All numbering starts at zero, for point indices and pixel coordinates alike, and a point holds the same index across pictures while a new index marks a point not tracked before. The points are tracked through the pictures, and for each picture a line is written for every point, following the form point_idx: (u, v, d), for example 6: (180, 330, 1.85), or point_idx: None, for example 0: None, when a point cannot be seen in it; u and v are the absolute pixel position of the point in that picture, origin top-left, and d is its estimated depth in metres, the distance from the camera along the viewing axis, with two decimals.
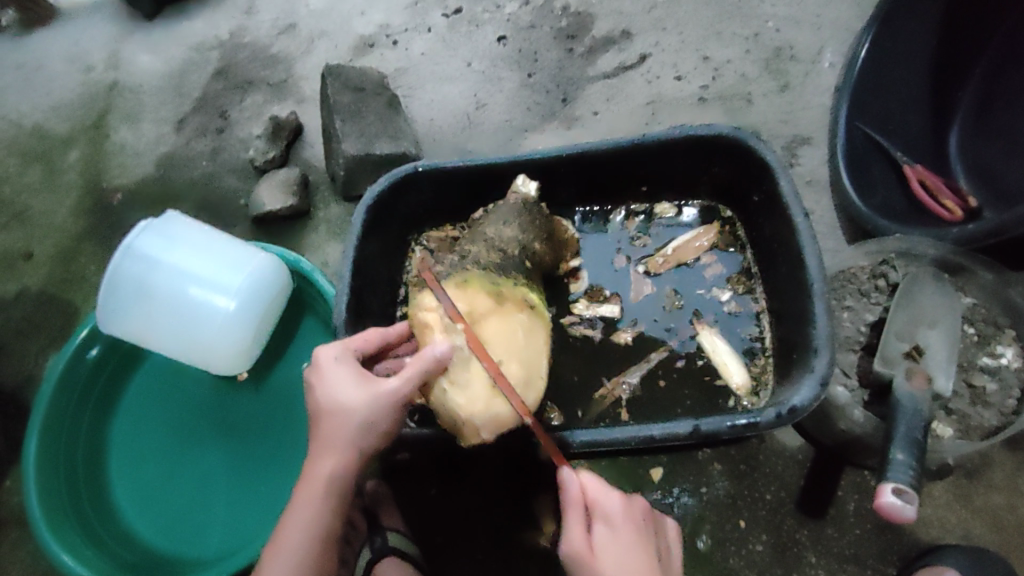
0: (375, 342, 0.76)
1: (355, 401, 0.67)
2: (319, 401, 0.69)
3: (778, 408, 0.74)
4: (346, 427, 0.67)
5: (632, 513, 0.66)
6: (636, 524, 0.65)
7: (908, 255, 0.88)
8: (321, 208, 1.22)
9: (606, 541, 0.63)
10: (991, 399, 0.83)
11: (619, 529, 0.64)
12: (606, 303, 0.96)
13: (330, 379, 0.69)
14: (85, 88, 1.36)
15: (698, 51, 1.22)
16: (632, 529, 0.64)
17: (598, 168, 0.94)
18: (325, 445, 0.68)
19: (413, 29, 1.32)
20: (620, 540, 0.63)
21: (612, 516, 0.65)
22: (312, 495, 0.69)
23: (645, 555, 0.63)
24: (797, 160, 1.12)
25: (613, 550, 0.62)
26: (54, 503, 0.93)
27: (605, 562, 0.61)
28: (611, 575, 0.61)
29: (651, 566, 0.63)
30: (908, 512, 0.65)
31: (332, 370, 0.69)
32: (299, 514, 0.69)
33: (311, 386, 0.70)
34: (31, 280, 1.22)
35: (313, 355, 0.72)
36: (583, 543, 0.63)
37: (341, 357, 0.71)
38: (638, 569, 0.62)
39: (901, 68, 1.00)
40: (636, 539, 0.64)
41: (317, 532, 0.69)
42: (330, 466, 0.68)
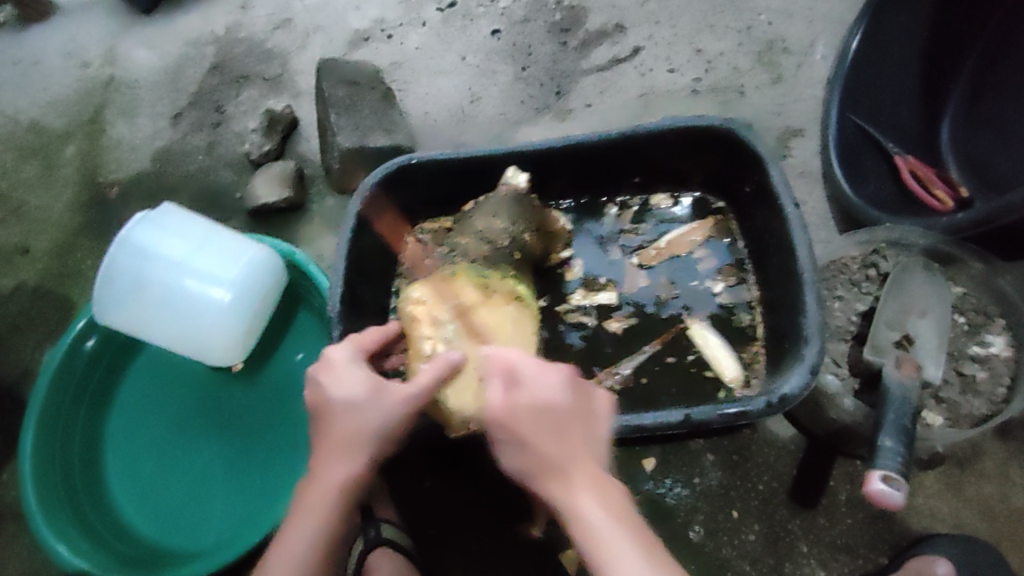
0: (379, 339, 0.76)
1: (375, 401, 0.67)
2: (335, 398, 0.68)
3: (768, 396, 0.74)
4: (366, 429, 0.66)
5: (545, 370, 0.63)
6: (552, 379, 0.62)
7: (898, 244, 0.88)
8: (316, 201, 1.22)
9: (521, 401, 0.61)
10: (981, 387, 0.83)
11: (533, 386, 0.62)
12: (602, 292, 0.97)
13: (345, 379, 0.69)
14: (83, 83, 1.36)
15: (692, 44, 1.22)
16: (552, 385, 0.62)
17: (592, 160, 0.94)
18: (339, 445, 0.66)
19: (408, 23, 1.32)
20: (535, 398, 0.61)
21: (524, 379, 0.63)
22: (320, 500, 0.66)
23: (562, 412, 0.60)
24: (790, 152, 1.12)
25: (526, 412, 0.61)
26: (51, 495, 0.94)
27: (519, 423, 0.60)
28: (521, 428, 0.60)
29: (567, 424, 0.60)
30: (897, 499, 0.65)
31: (348, 371, 0.69)
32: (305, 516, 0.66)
33: (320, 386, 0.69)
34: (28, 275, 1.23)
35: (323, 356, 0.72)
36: (499, 405, 0.62)
37: (354, 360, 0.71)
38: (558, 429, 0.60)
39: (893, 60, 1.00)
40: (550, 393, 0.61)
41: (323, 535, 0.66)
42: (341, 471, 0.66)
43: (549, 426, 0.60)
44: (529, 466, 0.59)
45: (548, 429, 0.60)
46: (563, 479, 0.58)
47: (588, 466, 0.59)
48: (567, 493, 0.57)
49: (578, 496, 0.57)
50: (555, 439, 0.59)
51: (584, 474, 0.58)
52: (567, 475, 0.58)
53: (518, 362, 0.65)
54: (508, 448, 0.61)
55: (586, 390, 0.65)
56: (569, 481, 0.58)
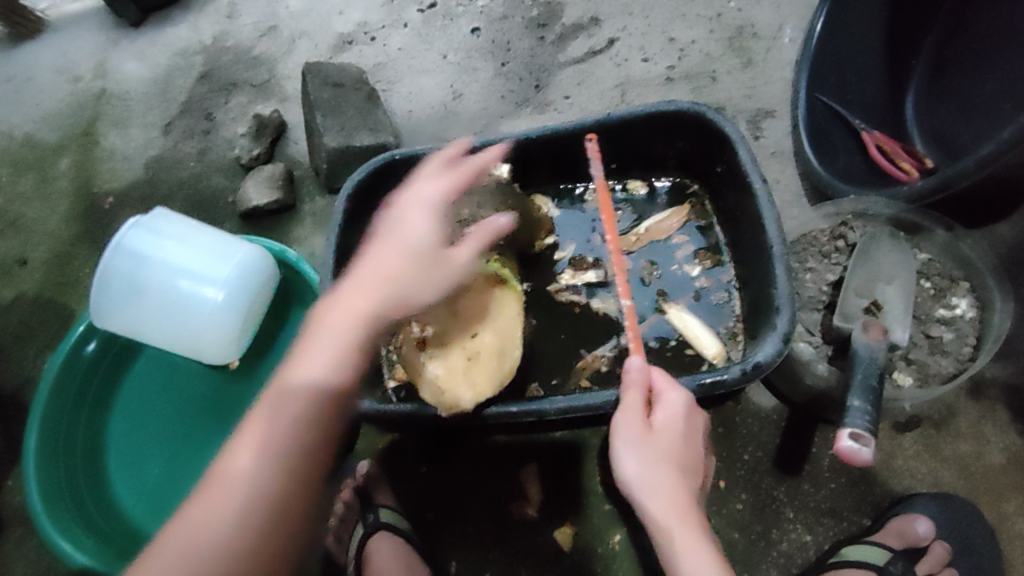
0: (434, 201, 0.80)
1: (430, 248, 0.71)
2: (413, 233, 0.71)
3: (743, 365, 0.77)
4: (394, 278, 0.68)
5: (694, 409, 0.70)
6: (690, 418, 0.70)
7: (864, 215, 0.91)
8: (306, 201, 1.26)
9: (665, 426, 0.68)
10: (947, 348, 0.86)
11: (680, 418, 0.69)
12: (590, 271, 1.00)
13: (416, 221, 0.72)
14: (74, 97, 1.40)
15: (665, 33, 1.25)
16: (689, 425, 0.69)
17: (570, 149, 0.97)
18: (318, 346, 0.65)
19: (390, 26, 1.35)
20: (679, 427, 0.68)
21: (674, 408, 0.69)
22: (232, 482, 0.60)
23: (689, 454, 0.68)
24: (763, 133, 1.15)
25: (671, 440, 0.67)
26: (56, 494, 0.96)
27: (661, 447, 0.67)
28: (661, 449, 0.66)
29: (689, 469, 0.68)
30: (865, 454, 0.68)
31: (425, 213, 0.74)
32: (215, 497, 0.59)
33: (396, 218, 0.74)
34: (27, 286, 1.26)
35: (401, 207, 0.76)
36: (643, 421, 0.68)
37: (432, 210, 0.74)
38: (686, 469, 0.67)
39: (856, 40, 1.04)
40: (691, 433, 0.69)
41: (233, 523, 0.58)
42: (253, 458, 0.61)
43: (686, 462, 0.68)
44: (655, 484, 0.65)
45: (684, 466, 0.67)
46: (684, 518, 0.64)
47: (695, 509, 0.67)
48: (683, 527, 0.64)
49: (690, 532, 0.64)
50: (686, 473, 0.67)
51: (695, 514, 0.66)
52: (688, 509, 0.65)
53: (671, 387, 0.71)
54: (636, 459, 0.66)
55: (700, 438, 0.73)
56: (684, 512, 0.65)
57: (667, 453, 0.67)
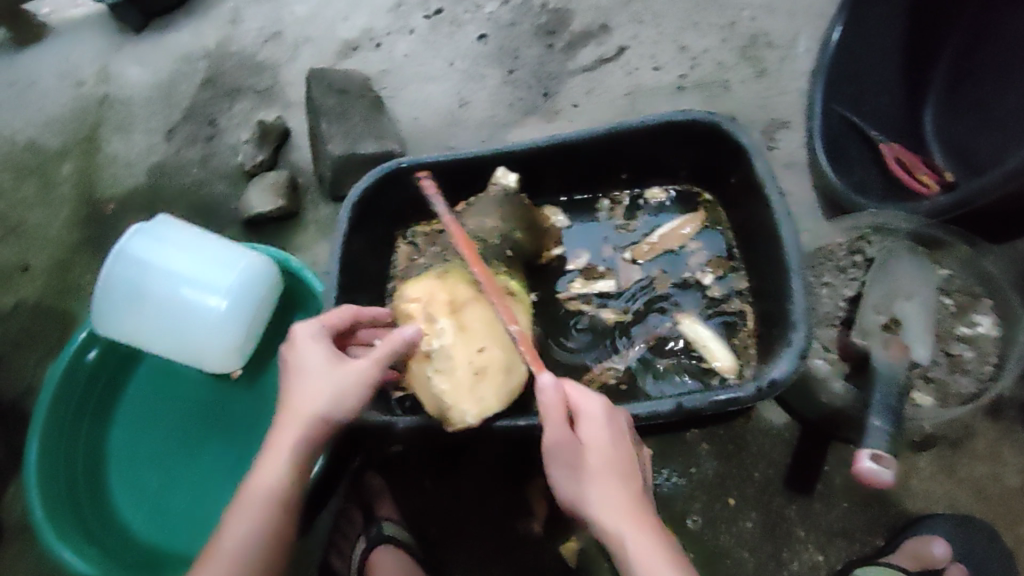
0: (348, 320, 0.75)
1: (330, 374, 0.68)
2: (298, 380, 0.68)
3: (758, 381, 0.76)
4: (308, 420, 0.66)
5: (614, 412, 0.65)
6: (615, 421, 0.65)
7: (883, 229, 0.86)
8: (310, 209, 1.24)
9: (590, 436, 0.63)
10: (968, 366, 0.84)
11: (603, 425, 0.64)
12: (601, 280, 0.98)
13: (306, 356, 0.69)
14: (77, 102, 1.38)
15: (676, 41, 1.24)
16: (618, 429, 0.65)
17: (580, 158, 0.95)
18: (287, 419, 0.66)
19: (396, 32, 1.33)
20: (605, 434, 0.64)
21: (595, 418, 0.64)
22: (250, 509, 0.65)
23: (627, 458, 0.63)
24: (776, 143, 1.13)
25: (600, 452, 0.63)
26: (56, 505, 0.94)
27: (594, 463, 0.62)
28: (593, 466, 0.62)
29: (632, 473, 0.63)
30: (886, 476, 0.66)
31: (312, 345, 0.70)
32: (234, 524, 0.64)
33: (287, 364, 0.70)
34: (28, 293, 1.24)
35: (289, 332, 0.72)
36: (568, 440, 0.63)
37: (319, 335, 0.71)
38: (627, 474, 0.63)
39: (870, 52, 1.01)
40: (620, 437, 0.64)
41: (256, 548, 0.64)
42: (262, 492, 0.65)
43: (623, 465, 0.63)
44: (597, 501, 0.61)
45: (624, 470, 0.63)
46: (637, 526, 0.60)
47: (651, 514, 0.62)
48: (636, 537, 0.59)
49: (646, 543, 0.59)
50: (629, 476, 0.62)
51: (645, 517, 0.61)
52: (636, 513, 0.61)
53: (586, 397, 0.66)
54: (575, 484, 0.62)
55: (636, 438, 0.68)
56: (637, 521, 0.60)
57: (602, 467, 0.62)
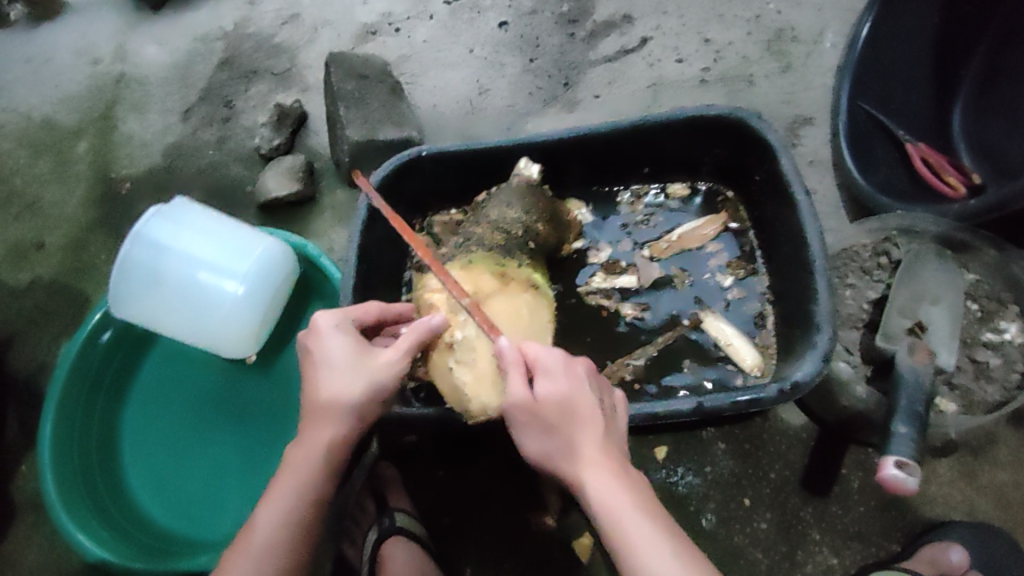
0: (374, 316, 0.75)
1: (359, 368, 0.68)
2: (325, 380, 0.67)
3: (781, 383, 0.75)
4: (338, 419, 0.67)
5: (573, 364, 0.63)
6: (576, 372, 0.63)
7: (910, 232, 0.88)
8: (327, 194, 1.23)
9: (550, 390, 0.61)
10: (994, 374, 0.84)
11: (563, 376, 0.62)
12: (623, 275, 0.97)
13: (331, 351, 0.68)
14: (93, 80, 1.37)
15: (700, 33, 1.22)
16: (578, 379, 0.62)
17: (603, 150, 0.94)
18: (318, 420, 0.68)
19: (416, 17, 1.32)
20: (564, 386, 0.61)
21: (554, 371, 0.62)
22: (279, 509, 0.67)
23: (589, 408, 0.61)
24: (800, 140, 1.12)
25: (560, 403, 0.60)
26: (71, 490, 0.94)
27: (553, 419, 0.60)
28: (552, 420, 0.60)
29: (595, 420, 0.61)
30: (911, 484, 0.66)
31: (335, 339, 0.69)
32: (265, 520, 0.67)
33: (310, 358, 0.69)
34: (43, 271, 1.23)
35: (310, 323, 0.71)
36: (528, 397, 0.61)
37: (341, 327, 0.70)
38: (590, 424, 0.61)
39: (900, 50, 1.01)
40: (581, 387, 0.62)
41: (288, 544, 0.67)
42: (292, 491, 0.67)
43: (584, 416, 0.61)
44: (562, 454, 0.60)
45: (587, 419, 0.61)
46: (601, 473, 0.59)
47: (619, 460, 0.61)
48: (599, 487, 0.58)
49: (609, 490, 0.58)
50: (592, 424, 0.61)
51: (612, 463, 0.60)
52: (602, 461, 0.59)
53: (545, 351, 0.64)
54: (537, 439, 0.61)
55: (602, 385, 0.66)
56: (603, 470, 0.59)
57: (562, 420, 0.60)
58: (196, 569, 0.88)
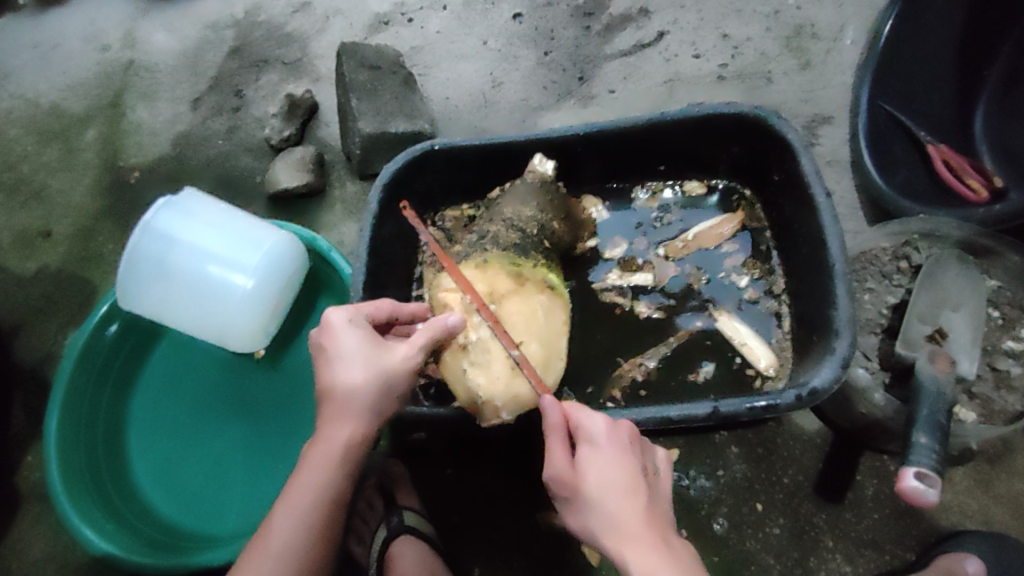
0: (386, 313, 0.73)
1: (375, 365, 0.67)
2: (341, 373, 0.66)
3: (798, 390, 0.73)
4: (357, 415, 0.67)
5: (617, 429, 0.61)
6: (618, 436, 0.60)
7: (932, 236, 0.88)
8: (337, 187, 1.22)
9: (592, 460, 0.59)
10: (1015, 383, 0.83)
11: (604, 444, 0.60)
12: (639, 273, 0.95)
13: (346, 347, 0.67)
14: (102, 67, 1.36)
15: (718, 28, 1.20)
16: (620, 443, 0.60)
17: (618, 147, 0.92)
18: (336, 416, 0.67)
19: (429, 7, 1.30)
20: (606, 454, 0.59)
21: (596, 438, 0.60)
22: (296, 505, 0.67)
23: (630, 474, 0.58)
24: (818, 139, 1.11)
25: (600, 472, 0.58)
26: (79, 483, 0.93)
27: (592, 487, 0.57)
28: (592, 490, 0.57)
29: (637, 487, 0.58)
30: (931, 496, 0.65)
31: (349, 335, 0.68)
32: (282, 522, 0.67)
33: (324, 353, 0.68)
34: (51, 260, 1.23)
35: (323, 316, 0.70)
36: (568, 468, 0.59)
37: (355, 321, 0.69)
38: (631, 491, 0.57)
39: (924, 47, 1.00)
40: (623, 453, 0.59)
41: (309, 540, 0.68)
42: (309, 488, 0.67)
43: (626, 484, 0.57)
44: (601, 522, 0.56)
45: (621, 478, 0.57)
46: (641, 546, 0.55)
47: (663, 530, 0.57)
48: (638, 561, 0.54)
49: (650, 564, 0.54)
50: (628, 489, 0.57)
51: (656, 534, 0.56)
52: (643, 532, 0.55)
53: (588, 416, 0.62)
54: (579, 513, 0.58)
55: (644, 448, 0.63)
56: (642, 541, 0.55)
57: (602, 489, 0.57)
58: (206, 563, 0.88)
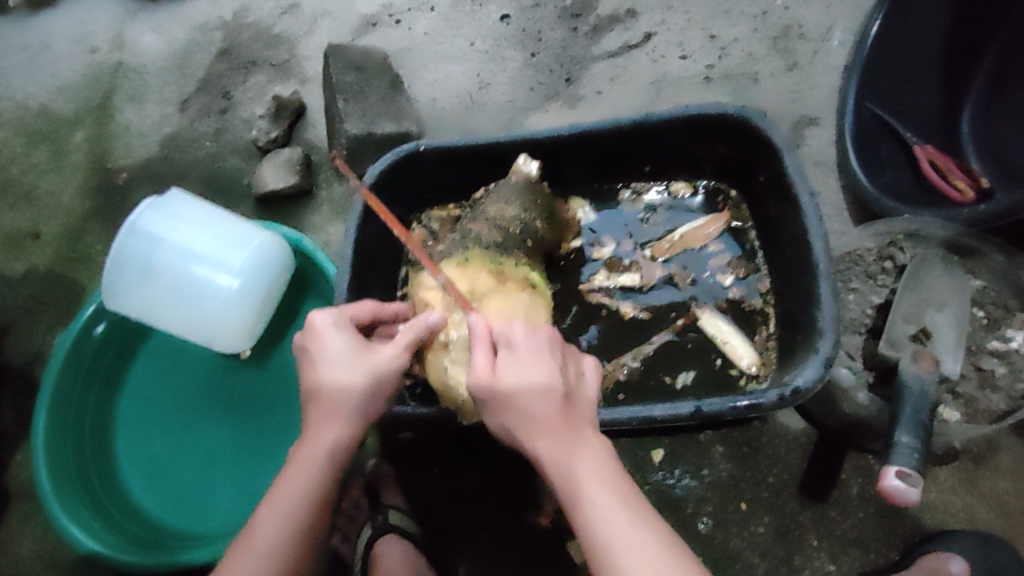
0: (369, 315, 0.73)
1: (360, 365, 0.66)
2: (325, 375, 0.66)
3: (782, 389, 0.73)
4: (344, 415, 0.66)
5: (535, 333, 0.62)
6: (536, 339, 0.61)
7: (916, 236, 0.87)
8: (324, 187, 1.21)
9: (510, 361, 0.60)
10: (1000, 383, 0.84)
11: (523, 344, 0.61)
12: (624, 273, 0.95)
13: (329, 349, 0.67)
14: (90, 69, 1.34)
15: (705, 29, 1.20)
16: (538, 345, 0.61)
17: (604, 148, 0.92)
18: (325, 417, 0.66)
19: (416, 9, 1.29)
20: (523, 354, 0.60)
21: (515, 340, 0.61)
22: (284, 508, 0.66)
23: (547, 370, 0.59)
24: (805, 140, 1.11)
25: (517, 371, 0.59)
26: (65, 483, 0.92)
27: (508, 385, 0.58)
28: (508, 386, 0.59)
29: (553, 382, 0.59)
30: (912, 495, 0.65)
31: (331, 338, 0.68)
32: (268, 523, 0.66)
33: (308, 356, 0.68)
34: (38, 261, 1.22)
35: (306, 321, 0.69)
36: (485, 369, 0.60)
37: (337, 324, 0.69)
38: (546, 386, 0.58)
39: (910, 49, 0.99)
40: (540, 351, 0.60)
41: (297, 542, 0.66)
42: (296, 491, 0.66)
43: (543, 380, 0.58)
44: (516, 415, 0.58)
45: (541, 378, 0.58)
46: (552, 439, 0.58)
47: (576, 425, 0.59)
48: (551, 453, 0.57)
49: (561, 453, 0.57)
50: (549, 390, 0.58)
51: (570, 428, 0.58)
52: (558, 428, 0.58)
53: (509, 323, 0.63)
54: (496, 411, 0.60)
55: (568, 353, 0.65)
56: (557, 435, 0.58)
57: (518, 384, 0.58)
58: (192, 561, 0.87)
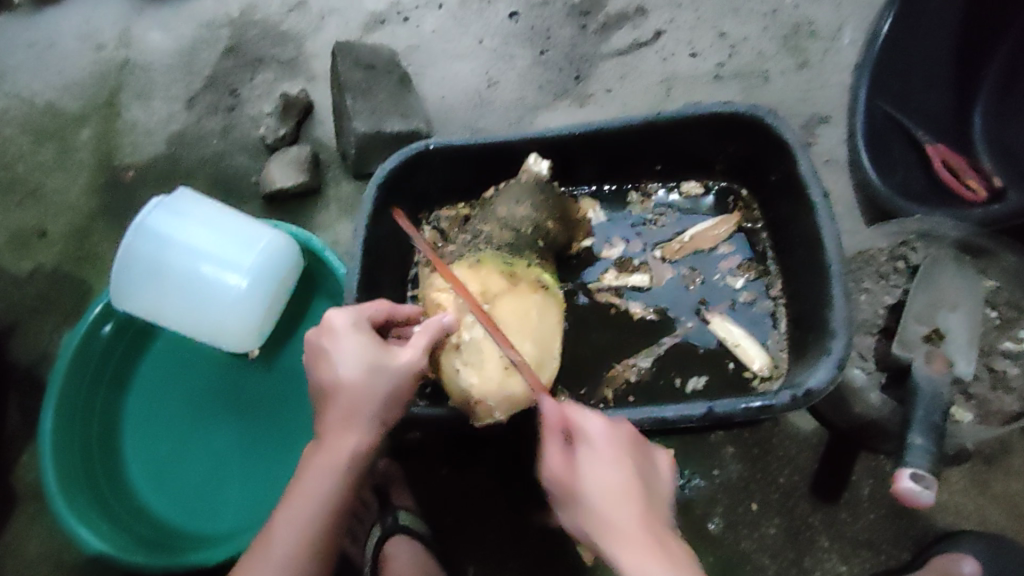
0: (384, 314, 0.72)
1: (377, 369, 0.66)
2: (341, 373, 0.66)
3: (793, 390, 0.73)
4: (360, 418, 0.66)
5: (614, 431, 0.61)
6: (612, 436, 0.61)
7: (929, 236, 0.87)
8: (332, 186, 1.21)
9: (586, 461, 0.60)
10: (1012, 384, 0.84)
11: (599, 444, 0.60)
12: (634, 273, 0.95)
13: (345, 350, 0.67)
14: (97, 66, 1.34)
15: (715, 28, 1.20)
16: (613, 442, 0.61)
17: (614, 147, 0.92)
18: (342, 422, 0.67)
19: (424, 6, 1.29)
20: (600, 454, 0.60)
21: (591, 438, 0.61)
22: (301, 511, 0.67)
23: (622, 472, 0.58)
24: (815, 139, 1.11)
25: (594, 471, 0.59)
26: (73, 485, 0.93)
27: (582, 482, 0.59)
28: (584, 485, 0.58)
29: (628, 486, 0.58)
30: (926, 497, 0.65)
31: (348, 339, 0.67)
32: (285, 528, 0.67)
33: (322, 354, 0.68)
34: (45, 259, 1.22)
35: (324, 317, 0.70)
36: (561, 465, 0.61)
37: (355, 323, 0.68)
38: (624, 488, 0.57)
39: (922, 47, 0.98)
40: (617, 452, 0.60)
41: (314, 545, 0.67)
42: (316, 495, 0.66)
43: (618, 484, 0.58)
44: (591, 517, 0.57)
45: (620, 477, 0.58)
46: (632, 545, 0.54)
47: (657, 529, 0.56)
48: (626, 560, 0.54)
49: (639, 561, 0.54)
50: (622, 484, 0.58)
51: (648, 530, 0.56)
52: (635, 534, 0.55)
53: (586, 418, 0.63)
54: (573, 511, 0.59)
55: (649, 451, 0.63)
56: (634, 540, 0.55)
57: (592, 485, 0.58)
58: (200, 563, 0.87)
